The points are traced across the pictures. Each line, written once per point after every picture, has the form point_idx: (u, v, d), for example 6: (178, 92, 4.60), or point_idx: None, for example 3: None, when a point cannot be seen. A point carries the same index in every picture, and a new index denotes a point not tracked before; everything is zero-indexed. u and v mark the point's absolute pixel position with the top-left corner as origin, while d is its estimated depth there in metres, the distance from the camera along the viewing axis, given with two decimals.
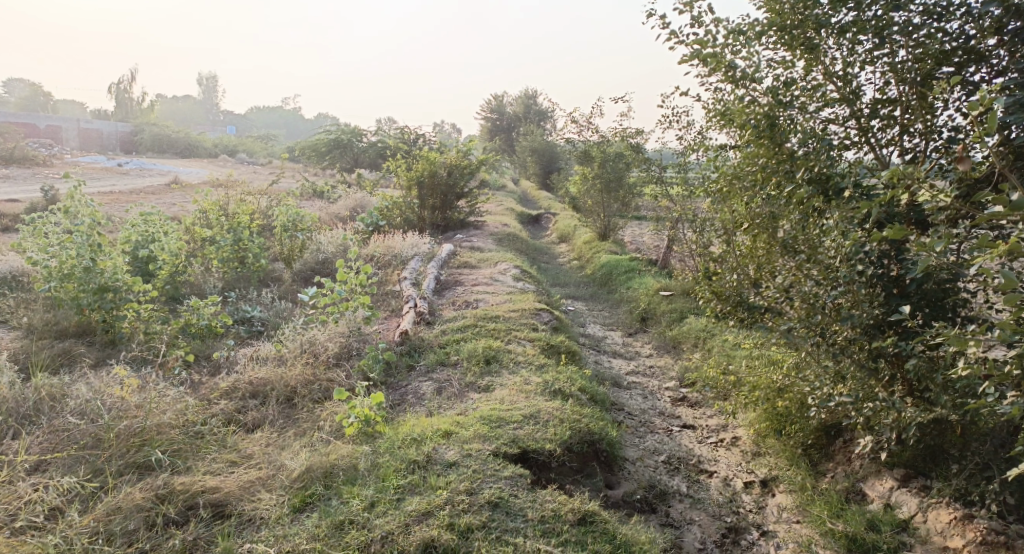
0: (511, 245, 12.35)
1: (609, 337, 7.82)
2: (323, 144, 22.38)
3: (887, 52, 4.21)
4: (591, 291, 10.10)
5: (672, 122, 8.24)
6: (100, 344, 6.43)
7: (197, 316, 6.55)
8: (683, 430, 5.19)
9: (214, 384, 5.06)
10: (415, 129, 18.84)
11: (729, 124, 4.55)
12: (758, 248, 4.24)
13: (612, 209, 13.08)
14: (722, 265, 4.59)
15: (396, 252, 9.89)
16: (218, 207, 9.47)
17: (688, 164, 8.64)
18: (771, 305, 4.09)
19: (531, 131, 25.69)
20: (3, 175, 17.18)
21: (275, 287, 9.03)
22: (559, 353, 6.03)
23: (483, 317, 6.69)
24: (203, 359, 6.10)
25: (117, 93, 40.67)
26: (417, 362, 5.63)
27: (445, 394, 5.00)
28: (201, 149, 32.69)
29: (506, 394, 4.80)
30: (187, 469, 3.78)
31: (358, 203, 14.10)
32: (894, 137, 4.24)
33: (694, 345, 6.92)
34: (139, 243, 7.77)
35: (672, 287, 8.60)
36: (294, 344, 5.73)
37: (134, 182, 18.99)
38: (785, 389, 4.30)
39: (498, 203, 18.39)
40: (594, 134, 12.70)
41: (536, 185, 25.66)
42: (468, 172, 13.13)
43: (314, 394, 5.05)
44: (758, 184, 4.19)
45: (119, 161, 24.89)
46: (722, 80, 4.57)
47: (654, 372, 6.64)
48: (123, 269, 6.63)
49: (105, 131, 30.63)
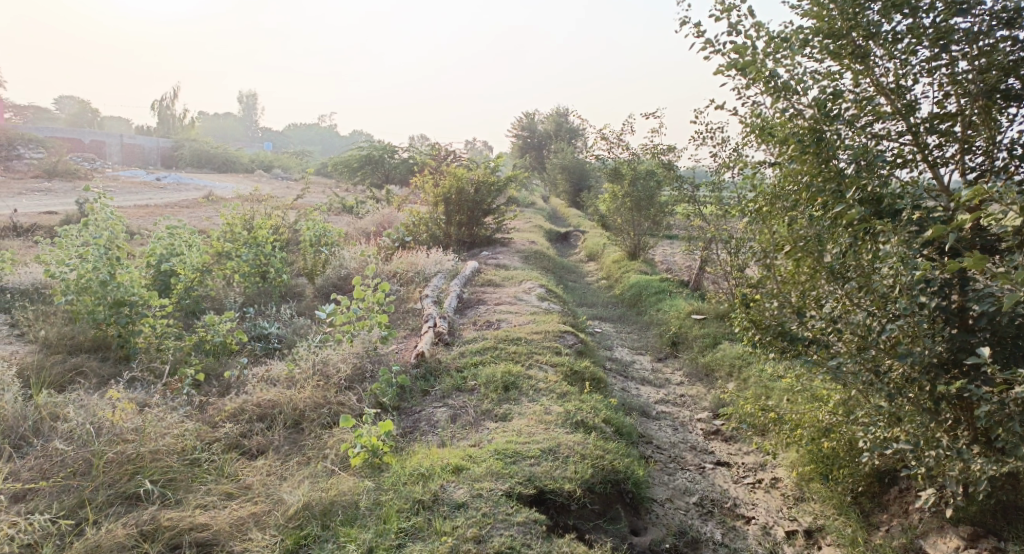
0: (538, 264, 12.06)
1: (637, 362, 7.46)
2: (355, 160, 22.35)
3: (947, 61, 3.86)
4: (620, 312, 9.75)
5: (706, 139, 7.92)
6: (113, 360, 6.24)
7: (212, 332, 6.34)
8: (716, 469, 4.86)
9: (221, 405, 4.83)
10: (445, 146, 18.72)
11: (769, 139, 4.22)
12: (801, 273, 3.88)
13: (643, 227, 12.72)
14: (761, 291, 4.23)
15: (419, 269, 9.65)
16: (242, 220, 9.33)
17: (723, 183, 8.29)
18: (817, 337, 3.75)
19: (562, 148, 25.45)
20: (45, 187, 17.42)
21: (296, 304, 8.83)
22: (583, 380, 5.70)
23: (505, 339, 6.40)
24: (215, 377, 5.87)
25: (159, 109, 41.54)
26: (432, 386, 5.34)
27: (459, 423, 4.69)
28: (237, 164, 33.07)
29: (524, 425, 4.49)
30: (178, 502, 3.54)
31: (385, 218, 13.92)
32: (953, 154, 3.88)
33: (728, 373, 6.53)
34: (163, 256, 7.61)
35: (704, 311, 8.23)
36: (306, 364, 5.48)
37: (169, 196, 19.10)
38: (833, 428, 4.04)
39: (527, 220, 18.12)
40: (625, 151, 12.41)
41: (566, 203, 25.36)
42: (496, 189, 12.89)
43: (323, 419, 4.78)
44: (802, 204, 3.87)
45: (158, 175, 25.23)
46: (762, 92, 4.25)
47: (686, 401, 6.28)
48: (140, 282, 6.47)
49: (145, 145, 31.12)
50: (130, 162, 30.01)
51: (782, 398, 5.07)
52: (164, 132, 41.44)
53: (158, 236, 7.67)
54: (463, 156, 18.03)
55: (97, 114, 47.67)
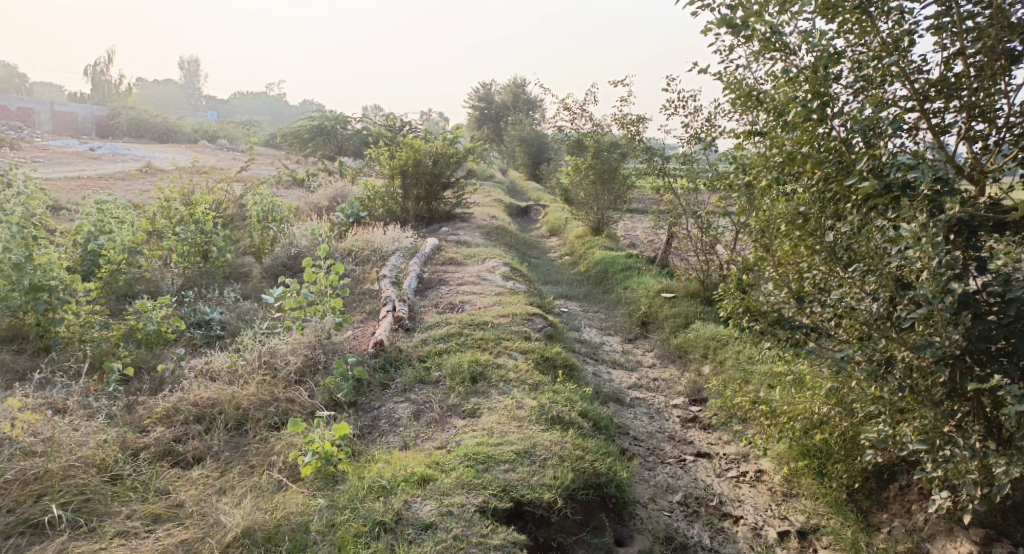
0: (499, 239, 11.63)
1: (607, 343, 7.12)
2: (306, 130, 21.44)
3: (955, 18, 3.51)
4: (585, 290, 9.40)
5: (677, 109, 7.53)
6: (31, 352, 5.64)
7: (144, 320, 5.79)
8: (697, 461, 4.52)
9: (153, 405, 4.43)
10: (400, 116, 18.03)
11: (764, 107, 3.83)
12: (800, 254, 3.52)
13: (606, 201, 12.36)
14: (753, 274, 3.88)
15: (376, 247, 9.13)
16: (182, 196, 8.67)
17: (694, 156, 7.94)
18: (819, 326, 3.41)
19: (520, 120, 24.90)
20: None
21: (240, 286, 8.25)
22: (555, 368, 5.30)
23: (469, 323, 5.97)
24: (147, 371, 5.35)
25: (96, 76, 39.46)
26: (392, 379, 4.89)
27: (422, 421, 4.27)
28: (180, 135, 31.62)
29: (494, 422, 4.08)
30: (92, 530, 3.08)
31: (339, 192, 13.25)
32: (957, 123, 3.57)
33: (702, 355, 6.18)
34: (91, 234, 6.96)
35: (674, 289, 7.92)
36: (252, 354, 5.00)
37: (104, 168, 18.02)
38: (828, 421, 3.70)
39: (485, 194, 17.57)
40: (587, 123, 12.01)
41: (524, 176, 24.87)
42: (454, 161, 12.37)
43: (268, 420, 4.35)
44: (798, 177, 3.51)
45: (94, 146, 23.81)
46: (754, 54, 3.87)
47: (659, 386, 5.94)
48: (61, 265, 5.83)
49: (80, 114, 29.43)
50: (65, 131, 28.42)
51: (765, 385, 4.76)
52: (102, 101, 39.43)
53: (83, 215, 7.06)
54: (419, 127, 17.37)
55: (29, 82, 45.07)
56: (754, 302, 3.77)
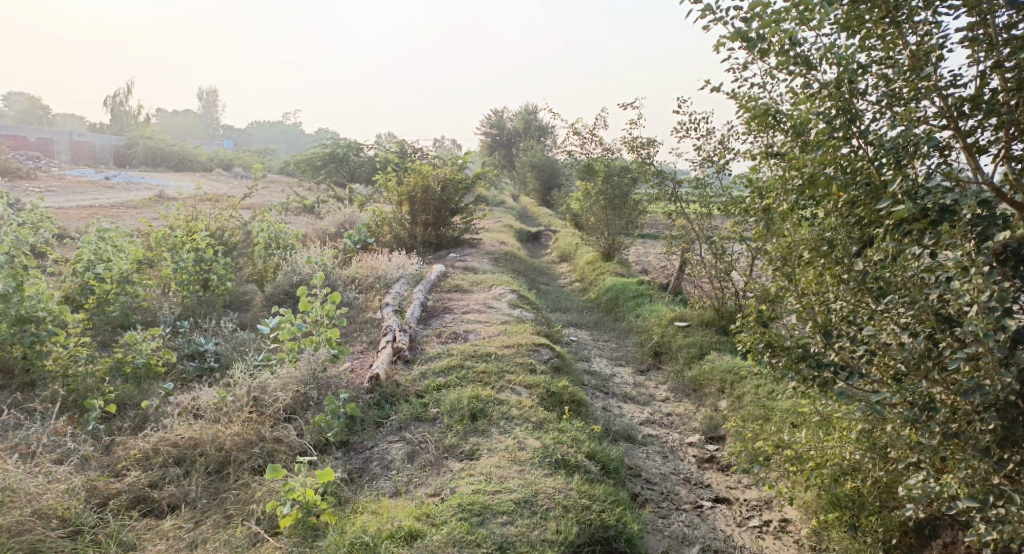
0: (508, 266, 11.37)
1: (617, 375, 6.79)
2: (318, 158, 21.41)
3: (991, 29, 3.20)
4: (596, 318, 9.08)
5: (689, 131, 7.29)
6: (16, 387, 5.41)
7: (134, 353, 5.55)
8: (716, 507, 4.18)
9: (131, 446, 4.17)
10: (411, 143, 17.94)
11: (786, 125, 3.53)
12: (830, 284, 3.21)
13: (617, 226, 12.08)
14: (775, 307, 3.56)
15: (380, 274, 8.90)
16: (183, 223, 8.50)
17: (707, 180, 7.65)
18: (850, 364, 3.08)
19: (532, 145, 24.79)
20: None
21: (240, 315, 8.02)
22: (561, 404, 4.98)
23: (472, 355, 5.67)
24: (132, 408, 5.10)
25: (114, 106, 39.99)
26: (387, 416, 4.59)
27: (416, 463, 3.96)
28: (195, 163, 31.77)
29: (493, 466, 3.76)
30: None
31: (346, 218, 13.07)
32: (994, 143, 3.24)
33: (718, 389, 5.82)
34: (90, 263, 6.69)
35: (688, 317, 7.59)
36: (241, 389, 4.73)
37: (117, 196, 18.04)
38: (861, 468, 3.36)
39: (496, 220, 17.35)
40: (597, 147, 11.78)
41: (535, 202, 24.68)
42: (463, 187, 12.16)
43: (252, 462, 4.09)
44: (824, 200, 3.21)
45: (108, 174, 23.94)
46: (772, 69, 3.58)
47: (673, 422, 5.59)
48: (50, 296, 5.61)
49: (96, 143, 29.70)
50: (81, 160, 28.66)
51: (787, 425, 4.42)
52: (119, 130, 39.87)
53: (85, 241, 6.76)
54: (430, 153, 17.24)
55: (49, 113, 45.77)
56: (776, 336, 3.45)
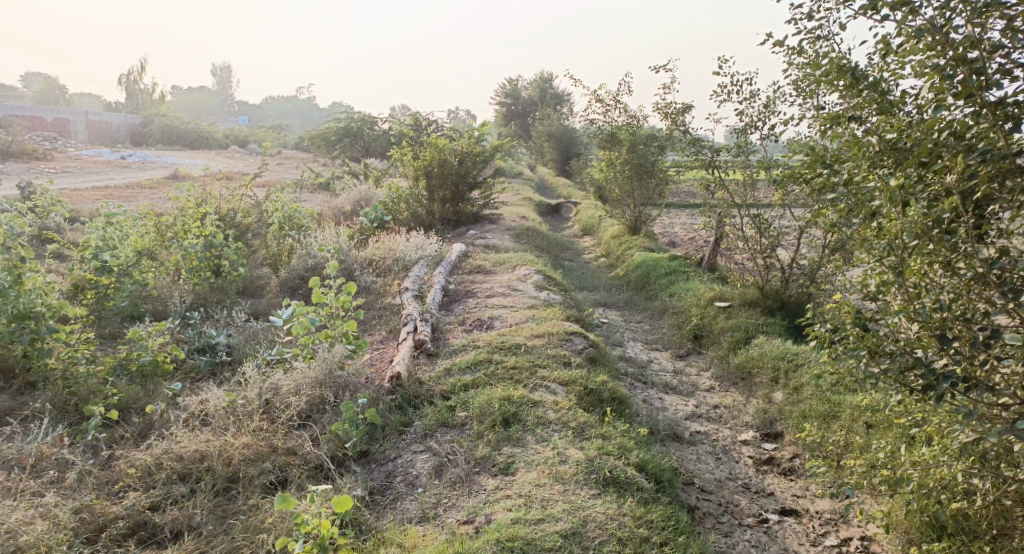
0: (531, 242, 10.87)
1: (655, 361, 6.31)
2: (332, 133, 20.88)
3: None
4: (626, 297, 8.58)
5: (730, 94, 6.70)
6: (15, 389, 4.96)
7: (139, 349, 5.12)
8: (783, 521, 3.76)
9: (132, 460, 3.77)
10: (427, 116, 17.37)
11: (883, 89, 3.17)
12: (945, 271, 2.78)
13: (643, 198, 11.49)
14: (870, 301, 3.03)
15: (398, 256, 8.44)
16: (194, 207, 8.05)
17: (750, 146, 7.04)
18: (975, 376, 2.62)
19: (548, 115, 24.07)
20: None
21: (255, 303, 7.60)
22: (602, 403, 4.53)
23: (501, 347, 5.21)
24: (137, 413, 4.69)
25: (128, 85, 39.65)
26: (411, 421, 4.16)
27: (445, 479, 3.54)
28: (210, 140, 31.35)
29: (532, 484, 3.38)
30: None
31: (362, 194, 12.55)
32: None
33: (771, 379, 5.30)
34: (99, 249, 6.26)
35: (729, 297, 7.08)
36: (252, 392, 4.30)
37: (132, 176, 17.64)
38: (970, 490, 2.94)
39: (515, 193, 16.78)
40: (622, 115, 11.18)
41: (554, 173, 24.04)
42: (482, 160, 11.61)
43: (263, 478, 3.67)
44: (934, 171, 2.75)
45: (123, 153, 23.57)
46: (860, 15, 3.08)
47: (722, 416, 5.06)
48: (51, 289, 5.13)
49: (113, 123, 29.37)
50: (97, 140, 28.34)
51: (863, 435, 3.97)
52: (134, 110, 39.55)
53: (90, 228, 6.36)
54: (446, 125, 16.65)
55: (65, 95, 45.70)
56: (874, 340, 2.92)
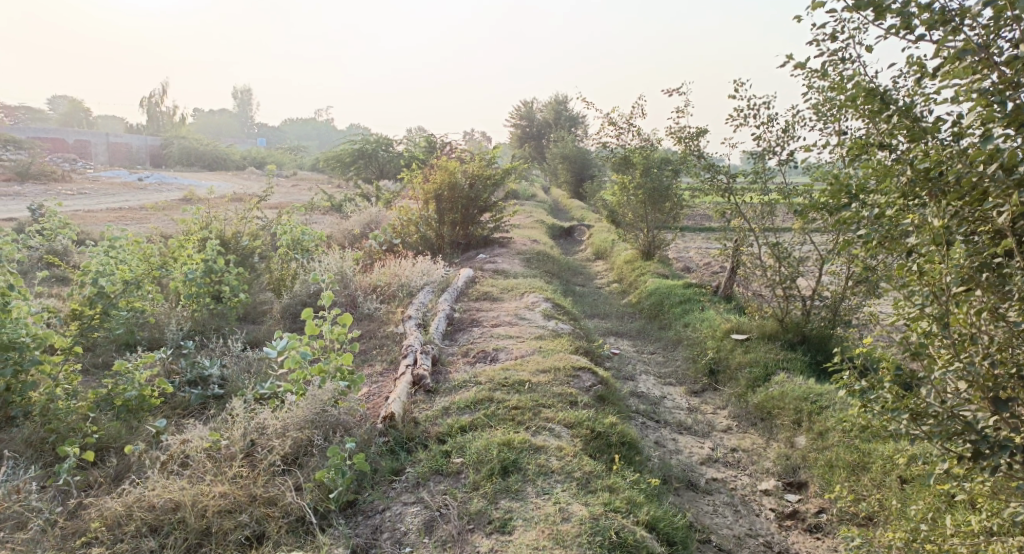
0: (542, 267, 10.58)
1: (668, 397, 5.96)
2: (347, 154, 20.78)
3: None
4: (639, 325, 8.24)
5: (747, 119, 6.38)
6: None
7: (125, 384, 4.83)
8: None
9: (101, 511, 3.51)
10: (441, 138, 17.24)
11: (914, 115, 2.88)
12: (994, 320, 2.50)
13: (657, 222, 11.18)
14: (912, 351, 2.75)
15: (403, 281, 8.17)
16: (197, 230, 7.82)
17: (769, 171, 6.62)
18: None
19: (562, 137, 23.90)
20: (12, 195, 15.89)
21: (255, 330, 7.34)
22: (609, 449, 4.20)
23: (504, 384, 4.90)
24: (118, 453, 4.41)
25: (149, 107, 40.07)
26: (402, 467, 3.86)
27: (435, 538, 3.27)
28: (227, 161, 31.46)
29: (530, 548, 3.12)
30: None
31: (373, 217, 12.33)
32: None
33: (793, 422, 4.94)
34: (98, 275, 5.97)
35: (747, 328, 6.73)
36: (235, 433, 4.01)
37: (148, 198, 17.59)
38: None
39: (527, 215, 16.51)
40: (636, 137, 10.91)
41: (568, 195, 23.82)
42: (493, 183, 11.37)
43: (238, 533, 3.40)
44: (980, 208, 2.46)
45: (141, 175, 23.66)
46: (890, 35, 2.80)
47: (740, 460, 4.70)
48: (37, 319, 4.80)
49: (132, 144, 29.53)
50: (117, 161, 28.51)
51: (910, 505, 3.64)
52: (154, 131, 39.93)
53: (90, 253, 6.12)
54: (460, 147, 16.48)
55: (88, 117, 46.34)
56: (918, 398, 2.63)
